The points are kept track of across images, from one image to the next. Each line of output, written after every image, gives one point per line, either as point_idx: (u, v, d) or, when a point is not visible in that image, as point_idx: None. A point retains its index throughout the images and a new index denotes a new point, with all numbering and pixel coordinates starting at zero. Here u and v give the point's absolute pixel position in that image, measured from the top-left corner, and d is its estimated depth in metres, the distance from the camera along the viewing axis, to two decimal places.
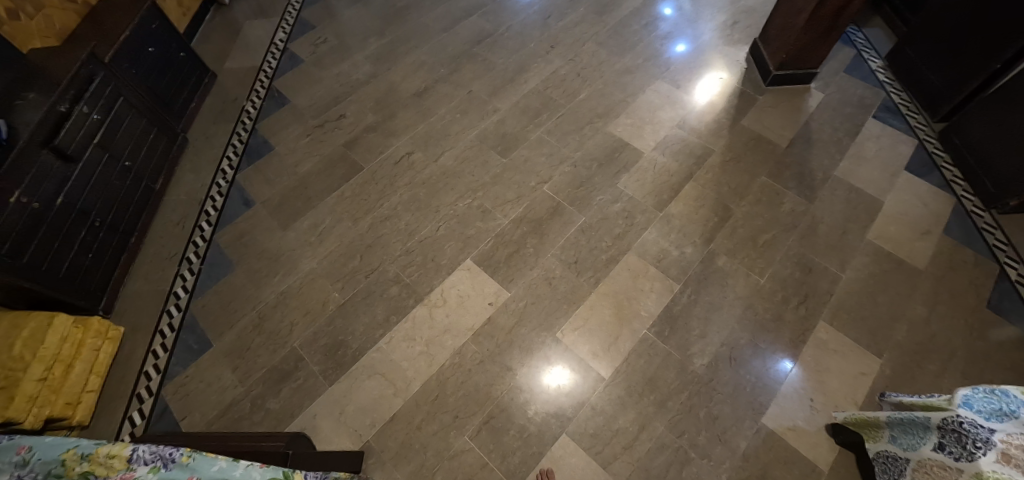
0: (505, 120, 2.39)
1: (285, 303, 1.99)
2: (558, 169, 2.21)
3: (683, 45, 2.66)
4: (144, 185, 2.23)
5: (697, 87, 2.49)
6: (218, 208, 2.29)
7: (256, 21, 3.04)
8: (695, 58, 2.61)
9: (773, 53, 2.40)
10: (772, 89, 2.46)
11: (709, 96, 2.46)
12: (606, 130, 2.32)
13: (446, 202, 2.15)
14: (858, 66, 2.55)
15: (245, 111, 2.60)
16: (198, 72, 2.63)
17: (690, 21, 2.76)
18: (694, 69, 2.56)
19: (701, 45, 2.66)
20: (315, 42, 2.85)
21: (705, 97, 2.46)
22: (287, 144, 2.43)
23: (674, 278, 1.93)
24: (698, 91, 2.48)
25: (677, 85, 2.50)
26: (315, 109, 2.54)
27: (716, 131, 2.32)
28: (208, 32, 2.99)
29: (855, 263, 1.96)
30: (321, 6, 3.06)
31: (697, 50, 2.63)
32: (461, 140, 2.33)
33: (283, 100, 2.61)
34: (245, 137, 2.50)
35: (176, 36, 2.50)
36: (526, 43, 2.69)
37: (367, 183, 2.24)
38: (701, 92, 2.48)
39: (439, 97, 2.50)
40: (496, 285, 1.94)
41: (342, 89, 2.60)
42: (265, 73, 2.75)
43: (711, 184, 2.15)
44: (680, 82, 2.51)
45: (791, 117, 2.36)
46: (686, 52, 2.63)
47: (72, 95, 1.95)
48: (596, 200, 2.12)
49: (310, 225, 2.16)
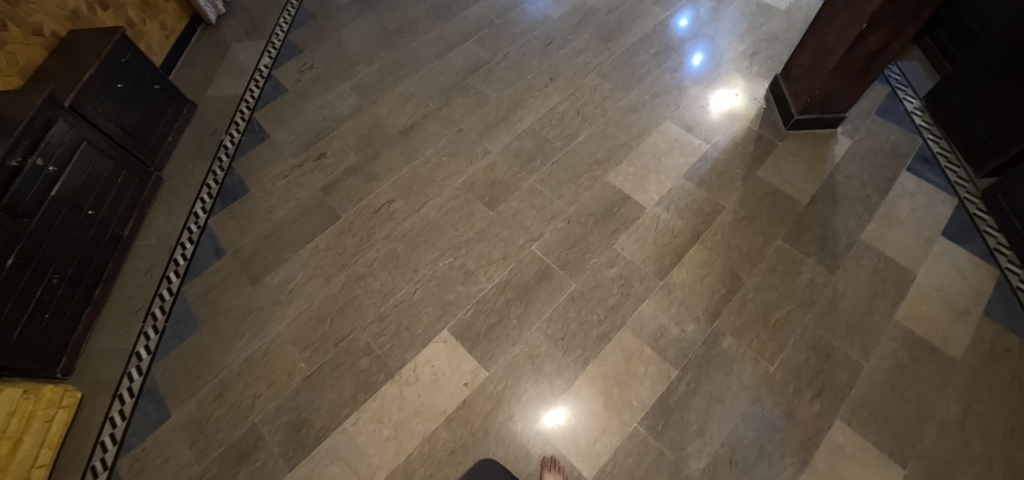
0: (495, 165, 2.18)
1: (249, 371, 1.85)
2: (549, 225, 2.01)
3: (695, 77, 2.42)
4: (110, 233, 2.09)
5: (709, 127, 2.25)
6: (188, 257, 2.15)
7: (243, 43, 2.89)
8: (713, 71, 2.44)
9: (796, 94, 2.15)
10: (794, 133, 2.22)
11: (728, 104, 2.32)
12: (606, 180, 2.11)
13: (426, 261, 1.97)
14: (892, 106, 2.29)
15: (224, 146, 2.46)
16: (175, 103, 2.48)
17: (705, 49, 2.52)
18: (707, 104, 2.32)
19: (718, 55, 2.50)
20: (301, 68, 2.68)
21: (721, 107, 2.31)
22: (264, 186, 2.27)
23: (672, 362, 1.73)
24: (713, 100, 2.34)
25: (687, 125, 2.26)
26: (296, 146, 2.38)
27: (729, 182, 2.09)
28: (193, 56, 2.85)
29: (879, 349, 1.74)
30: (310, 26, 2.88)
31: (714, 62, 2.47)
32: (446, 188, 2.14)
33: (262, 135, 2.45)
34: (221, 176, 2.36)
35: (150, 67, 2.35)
36: (523, 74, 2.48)
37: (343, 234, 2.08)
38: (717, 98, 2.35)
39: (427, 135, 2.31)
40: (474, 362, 1.77)
41: (324, 124, 2.43)
42: (247, 103, 2.60)
43: (719, 247, 1.93)
44: (691, 121, 2.28)
45: (814, 169, 2.12)
46: (703, 63, 2.47)
47: (27, 146, 1.81)
48: (589, 264, 1.92)
49: (281, 281, 2.01)
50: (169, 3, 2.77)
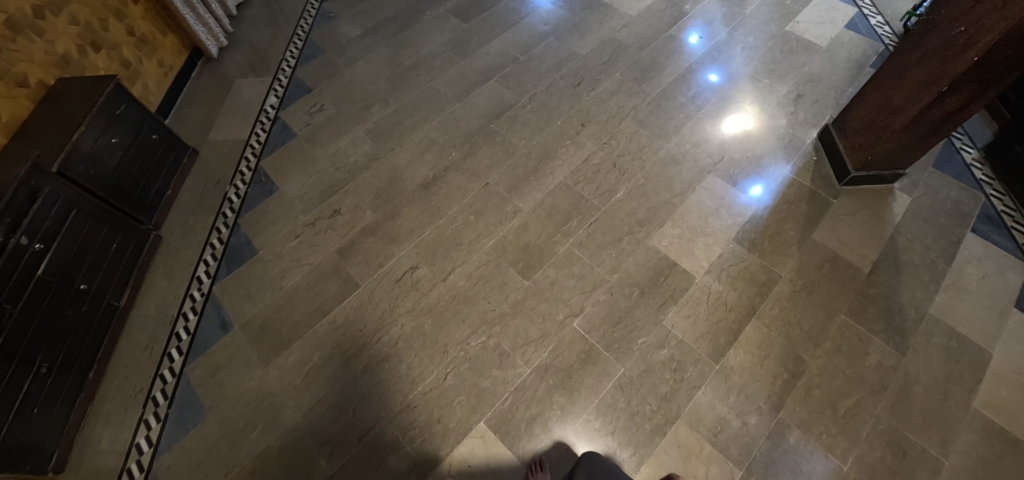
0: (527, 226, 2.00)
1: (264, 470, 1.66)
2: (590, 298, 1.84)
3: (734, 117, 2.27)
4: (105, 307, 1.89)
5: (752, 175, 2.10)
6: (191, 330, 1.95)
7: (247, 80, 2.70)
8: (741, 99, 2.34)
9: (852, 150, 1.99)
10: (849, 190, 2.06)
11: (745, 126, 2.25)
12: (649, 243, 1.94)
13: (457, 339, 1.80)
14: (950, 157, 2.14)
15: (228, 199, 2.26)
16: (174, 152, 2.28)
17: (743, 90, 2.37)
18: (750, 150, 2.17)
19: (746, 84, 2.39)
20: (310, 109, 2.49)
21: (738, 129, 2.23)
22: (273, 247, 2.08)
23: (735, 461, 1.57)
24: (728, 124, 2.25)
25: (728, 172, 2.11)
26: (307, 200, 2.18)
27: (784, 246, 1.93)
28: (193, 96, 2.67)
29: (960, 443, 1.59)
30: (319, 61, 2.69)
31: (744, 92, 2.36)
32: (474, 252, 1.96)
33: (270, 187, 2.25)
34: (226, 234, 2.16)
35: (148, 115, 2.15)
36: (552, 119, 2.30)
37: (363, 306, 1.89)
38: (738, 126, 2.25)
39: (451, 190, 2.12)
40: (514, 461, 1.60)
41: (337, 175, 2.24)
42: (252, 148, 2.40)
43: (778, 324, 1.77)
44: (731, 167, 2.13)
45: (873, 232, 1.96)
46: (727, 87, 2.38)
47: (8, 223, 1.59)
48: (636, 344, 1.75)
49: (296, 361, 1.82)
50: (167, 38, 2.60)
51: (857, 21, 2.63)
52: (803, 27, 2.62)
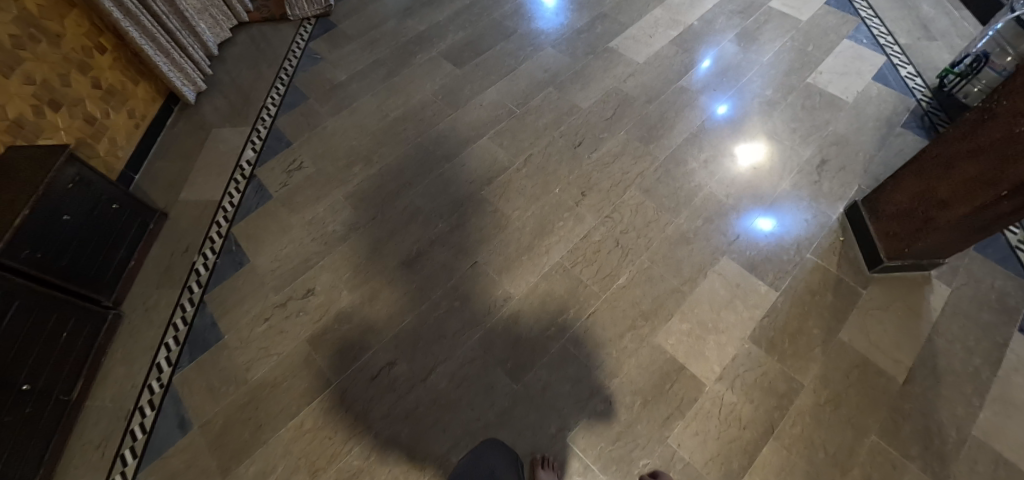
0: (518, 316, 1.80)
1: None
2: (587, 407, 1.64)
3: (748, 148, 2.17)
4: (53, 404, 1.71)
5: (763, 214, 1.98)
6: (148, 428, 1.77)
7: (225, 129, 2.52)
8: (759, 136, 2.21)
9: (887, 236, 1.78)
10: (879, 278, 1.84)
11: (754, 157, 2.14)
12: (654, 341, 1.74)
13: (436, 454, 1.61)
14: (993, 238, 1.91)
15: (195, 271, 2.07)
16: (139, 219, 2.10)
17: (759, 124, 2.25)
18: (763, 187, 2.06)
19: (765, 145, 2.18)
20: (288, 166, 2.30)
21: (748, 158, 2.14)
22: (240, 331, 1.90)
23: None
24: (741, 153, 2.15)
25: (739, 210, 2.00)
26: (279, 276, 2.00)
27: (806, 348, 1.71)
28: (167, 147, 2.49)
29: None
30: (301, 110, 2.50)
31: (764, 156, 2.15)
32: (459, 346, 1.77)
33: (241, 258, 2.07)
34: (191, 313, 1.98)
35: (107, 184, 1.97)
36: (550, 185, 2.09)
37: (334, 409, 1.71)
38: (751, 156, 2.15)
39: (435, 270, 1.92)
40: None
41: (313, 246, 2.05)
42: (224, 211, 2.21)
43: (799, 446, 1.56)
44: (742, 205, 2.01)
45: (907, 331, 1.75)
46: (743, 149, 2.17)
47: None
48: (638, 466, 1.55)
49: (258, 473, 1.64)
50: (139, 85, 2.42)
51: (886, 72, 2.41)
52: (826, 77, 2.40)
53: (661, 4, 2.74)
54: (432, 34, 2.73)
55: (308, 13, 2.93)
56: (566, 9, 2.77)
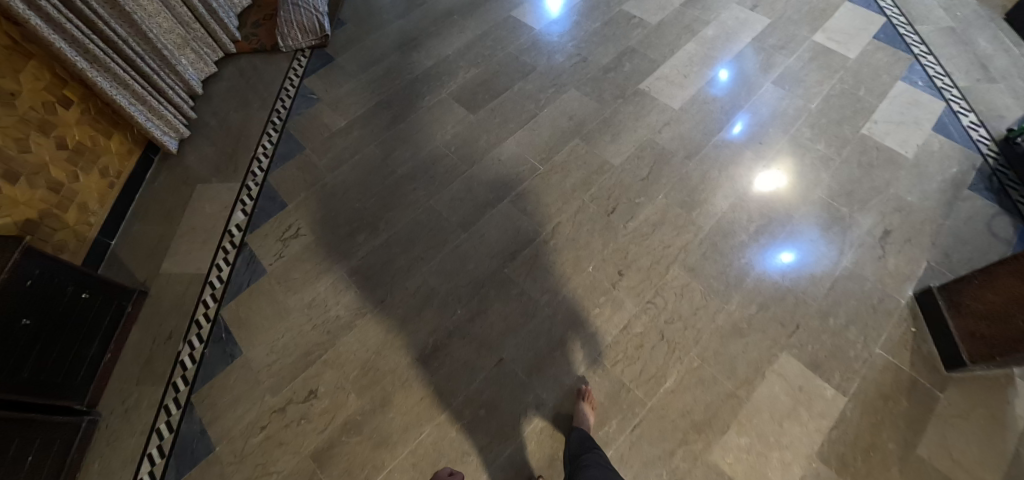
0: (552, 429, 1.58)
1: None
2: None
3: (770, 173, 2.04)
4: None
5: (785, 246, 1.87)
6: None
7: (210, 184, 2.25)
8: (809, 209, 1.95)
9: (972, 335, 1.56)
10: (958, 378, 1.62)
11: (775, 184, 2.01)
12: (709, 460, 1.53)
13: None
14: None
15: (181, 363, 1.84)
16: (114, 303, 1.85)
17: (807, 179, 2.03)
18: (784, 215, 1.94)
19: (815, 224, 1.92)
20: (283, 234, 2.04)
21: (769, 183, 2.02)
22: (234, 441, 1.67)
23: None
24: (762, 177, 2.03)
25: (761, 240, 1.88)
26: (277, 374, 1.76)
27: (881, 468, 1.51)
28: (147, 206, 2.22)
29: None
30: (295, 163, 2.23)
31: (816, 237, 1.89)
32: (486, 467, 1.55)
33: (232, 348, 1.83)
34: (177, 416, 1.74)
35: (74, 270, 1.70)
36: (582, 263, 1.85)
37: None
38: (772, 183, 2.02)
39: (455, 369, 1.69)
40: None
41: (315, 335, 1.81)
42: (212, 288, 1.97)
43: None
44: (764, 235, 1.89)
45: (993, 444, 1.53)
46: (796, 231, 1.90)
47: None
48: None
49: None
50: (113, 138, 2.15)
51: (946, 121, 2.18)
52: (881, 128, 2.17)
53: (694, 38, 2.49)
54: (440, 71, 2.46)
55: (301, 44, 2.64)
56: (588, 41, 2.50)
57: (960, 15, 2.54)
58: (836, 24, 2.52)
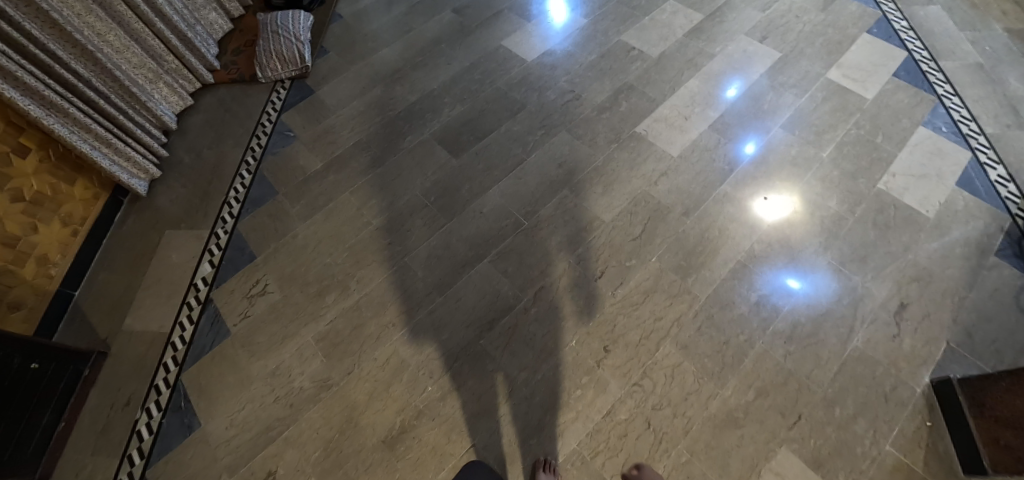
0: None
1: None
2: None
3: (778, 202, 1.93)
4: None
5: (792, 274, 1.78)
6: None
7: (180, 230, 2.13)
8: (825, 283, 1.77)
9: (996, 443, 1.38)
10: None
11: (782, 216, 1.90)
12: None
13: None
14: None
15: (137, 433, 1.72)
16: (68, 369, 1.73)
17: (817, 241, 1.85)
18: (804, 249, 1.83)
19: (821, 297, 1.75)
20: (249, 290, 1.92)
21: (773, 212, 1.91)
22: None
23: None
24: (768, 202, 1.93)
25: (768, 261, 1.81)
26: (235, 451, 1.64)
27: None
28: (113, 253, 2.11)
29: None
30: (267, 209, 2.10)
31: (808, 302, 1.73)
32: None
33: (190, 420, 1.71)
34: None
35: (19, 339, 1.59)
36: (565, 336, 1.70)
37: None
38: (773, 214, 1.91)
39: (423, 456, 1.56)
40: None
41: (277, 409, 1.69)
42: (173, 349, 1.85)
43: None
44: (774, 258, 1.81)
45: None
46: (804, 289, 1.76)
47: None
48: None
49: None
50: (76, 182, 2.04)
51: (972, 174, 1.98)
52: (900, 182, 1.97)
53: (697, 73, 2.30)
54: (424, 107, 2.30)
55: (281, 75, 2.51)
56: (583, 76, 2.33)
57: (990, 50, 2.33)
58: (852, 59, 2.32)
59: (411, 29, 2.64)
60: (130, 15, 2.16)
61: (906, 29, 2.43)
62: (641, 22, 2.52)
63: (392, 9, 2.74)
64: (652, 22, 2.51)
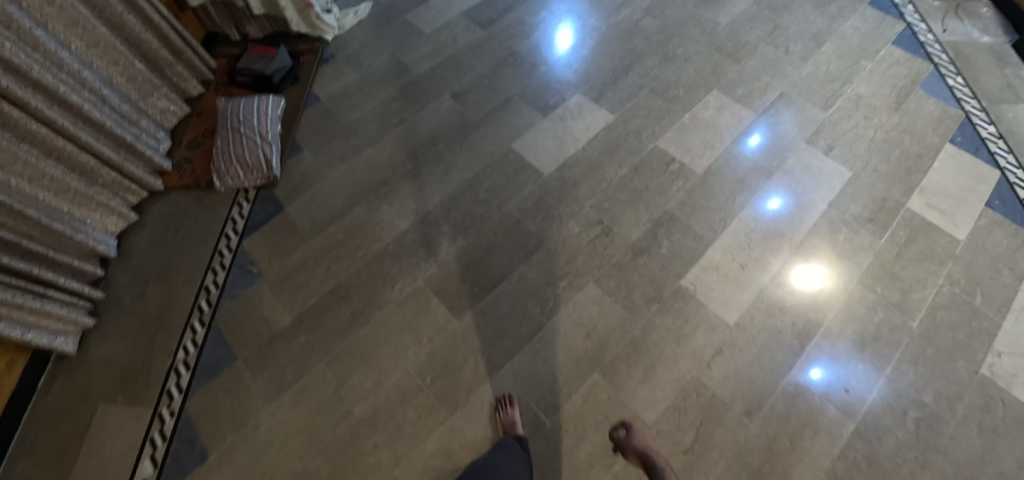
0: None
1: None
2: None
3: (807, 274, 1.74)
4: None
5: (829, 375, 1.58)
6: None
7: (115, 405, 1.71)
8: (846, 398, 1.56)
9: None
10: None
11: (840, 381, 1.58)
12: None
13: None
14: None
15: None
16: None
17: (910, 452, 1.48)
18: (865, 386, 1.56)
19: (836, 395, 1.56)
20: None
21: (806, 280, 1.73)
22: None
23: None
24: (804, 273, 1.74)
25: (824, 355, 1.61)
26: None
27: None
28: (30, 435, 1.68)
29: None
30: (223, 383, 1.69)
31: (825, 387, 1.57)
32: None
33: None
34: None
35: None
36: None
37: None
38: (802, 276, 1.73)
39: None
40: None
41: None
42: None
43: None
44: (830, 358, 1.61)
45: None
46: (829, 387, 1.57)
47: None
48: None
49: None
50: None
51: None
52: (1008, 364, 1.60)
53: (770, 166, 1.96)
54: (417, 238, 1.87)
55: (243, 184, 2.07)
56: (613, 196, 1.91)
57: None
58: (935, 181, 1.93)
59: (402, 120, 2.19)
60: (45, 134, 1.72)
61: (994, 137, 2.04)
62: (680, 120, 2.09)
63: (379, 92, 2.30)
64: (694, 121, 2.09)
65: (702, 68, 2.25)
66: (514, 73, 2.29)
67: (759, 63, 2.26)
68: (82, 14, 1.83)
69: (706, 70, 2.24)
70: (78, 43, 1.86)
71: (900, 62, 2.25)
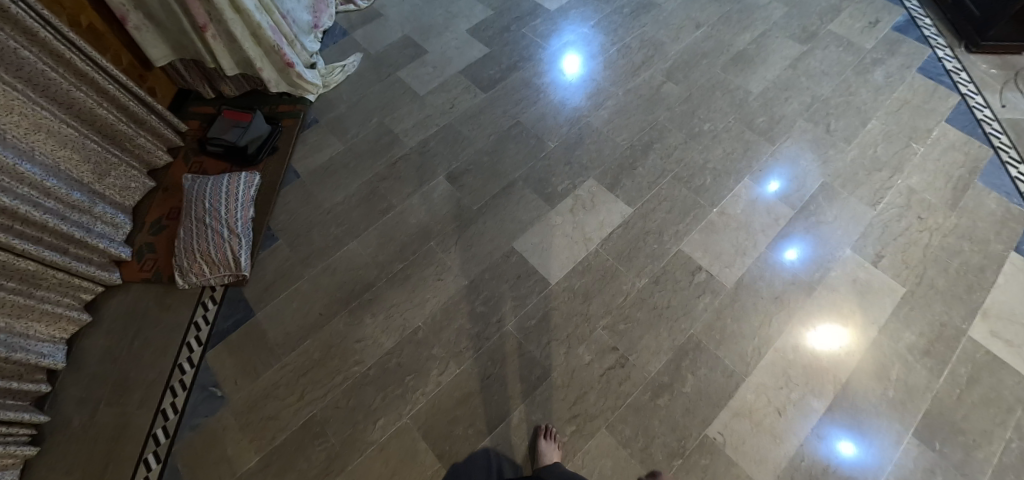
0: None
1: None
2: None
3: (831, 337, 1.62)
4: None
5: (856, 450, 1.46)
6: None
7: None
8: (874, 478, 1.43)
9: None
10: None
11: None
12: None
13: None
14: None
15: None
16: None
17: None
18: None
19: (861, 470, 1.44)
20: None
21: (829, 341, 1.61)
22: None
23: None
24: (829, 336, 1.62)
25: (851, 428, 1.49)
26: None
27: None
28: None
29: None
30: None
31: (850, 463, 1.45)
32: None
33: None
34: None
35: None
36: None
37: None
38: (826, 337, 1.62)
39: None
40: None
41: None
42: None
43: None
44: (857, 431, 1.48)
45: None
46: (854, 462, 1.45)
47: None
48: None
49: None
50: None
51: None
52: None
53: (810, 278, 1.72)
54: (404, 361, 1.64)
55: (209, 282, 1.82)
56: (629, 314, 1.66)
57: None
58: (999, 302, 1.67)
59: (391, 206, 1.94)
60: None
61: None
62: (707, 216, 1.84)
63: (366, 169, 2.04)
64: (723, 217, 1.83)
65: (732, 148, 1.99)
66: (518, 150, 2.03)
67: (797, 144, 1.99)
68: (18, 99, 1.57)
69: (736, 151, 1.98)
70: (16, 130, 1.59)
71: (956, 146, 1.98)
